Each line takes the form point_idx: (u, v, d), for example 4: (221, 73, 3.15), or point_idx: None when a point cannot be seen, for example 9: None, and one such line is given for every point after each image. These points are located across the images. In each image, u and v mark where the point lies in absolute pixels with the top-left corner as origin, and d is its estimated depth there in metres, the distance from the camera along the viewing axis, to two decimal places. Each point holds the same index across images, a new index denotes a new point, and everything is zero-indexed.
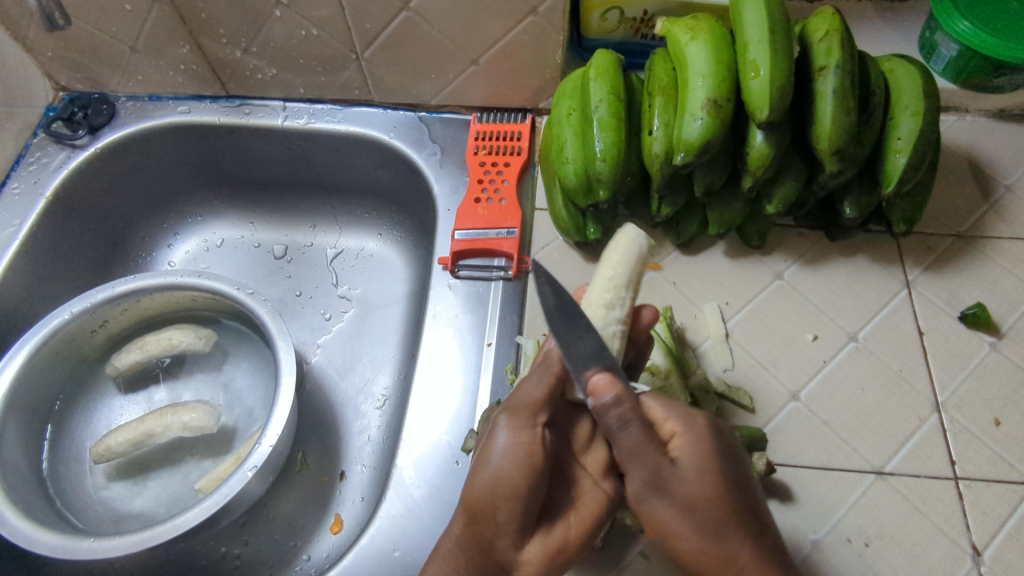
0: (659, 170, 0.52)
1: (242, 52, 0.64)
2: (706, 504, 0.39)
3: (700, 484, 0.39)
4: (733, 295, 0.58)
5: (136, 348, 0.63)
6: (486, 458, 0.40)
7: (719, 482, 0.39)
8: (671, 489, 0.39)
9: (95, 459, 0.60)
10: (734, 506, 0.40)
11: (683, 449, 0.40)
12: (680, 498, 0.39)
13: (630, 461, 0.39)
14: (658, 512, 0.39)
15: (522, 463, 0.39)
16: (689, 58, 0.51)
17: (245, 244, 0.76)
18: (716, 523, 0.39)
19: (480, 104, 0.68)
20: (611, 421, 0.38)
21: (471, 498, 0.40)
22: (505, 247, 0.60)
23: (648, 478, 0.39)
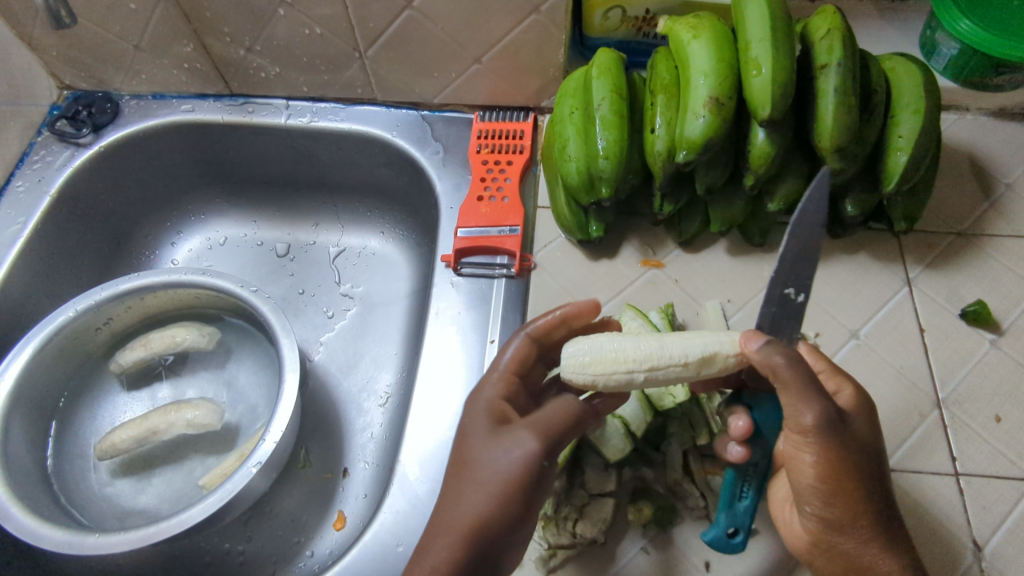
0: (660, 169, 0.53)
1: (245, 50, 0.64)
2: (868, 453, 0.39)
3: (861, 432, 0.40)
4: (735, 293, 0.58)
5: (140, 345, 0.64)
6: (499, 481, 0.38)
7: (874, 434, 0.41)
8: (844, 426, 0.38)
9: (99, 454, 0.60)
10: (880, 467, 0.40)
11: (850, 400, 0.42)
12: (851, 438, 0.39)
13: (806, 391, 0.37)
14: (817, 449, 0.38)
15: (522, 484, 0.38)
16: (690, 56, 0.51)
17: (248, 242, 0.77)
18: (871, 476, 0.39)
19: (483, 103, 0.68)
20: (779, 361, 0.38)
21: (473, 517, 0.38)
22: (507, 245, 0.59)
23: (832, 409, 0.38)
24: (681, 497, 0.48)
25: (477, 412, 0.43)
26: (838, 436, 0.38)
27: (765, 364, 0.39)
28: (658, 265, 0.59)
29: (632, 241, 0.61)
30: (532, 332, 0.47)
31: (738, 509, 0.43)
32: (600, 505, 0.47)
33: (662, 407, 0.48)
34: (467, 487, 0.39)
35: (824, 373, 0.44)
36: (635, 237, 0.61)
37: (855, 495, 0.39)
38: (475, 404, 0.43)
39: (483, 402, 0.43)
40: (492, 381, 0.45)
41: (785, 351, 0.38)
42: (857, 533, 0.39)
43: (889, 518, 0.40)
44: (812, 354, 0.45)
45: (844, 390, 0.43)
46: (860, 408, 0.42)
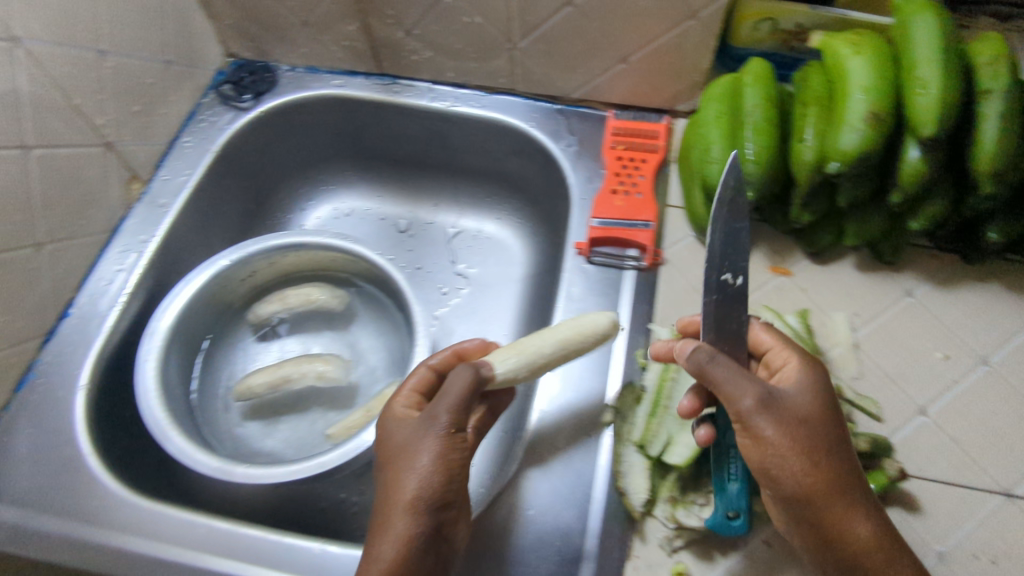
0: (806, 178, 0.54)
1: (404, 33, 0.67)
2: (817, 429, 0.42)
3: (808, 409, 0.42)
4: (862, 307, 0.59)
5: (276, 300, 0.69)
6: (425, 460, 0.43)
7: (825, 408, 0.43)
8: (781, 407, 0.41)
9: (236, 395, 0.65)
10: (832, 438, 0.42)
11: (794, 374, 0.44)
12: (791, 417, 0.41)
13: (732, 382, 0.42)
14: (764, 432, 0.41)
15: (449, 458, 0.43)
16: (849, 71, 0.53)
17: (371, 215, 0.81)
18: (823, 446, 0.41)
19: (619, 102, 0.71)
20: (705, 360, 0.43)
21: (417, 496, 0.41)
22: (640, 238, 0.61)
23: (760, 394, 0.41)
24: None
25: (394, 417, 0.47)
26: (776, 416, 0.41)
27: (700, 362, 0.43)
28: (786, 272, 0.60)
29: (761, 247, 0.62)
30: (435, 364, 0.52)
31: (730, 493, 0.46)
32: None
33: None
34: (400, 470, 0.43)
35: (774, 348, 0.46)
36: (764, 244, 0.62)
37: (809, 468, 0.41)
38: (390, 413, 0.48)
39: (394, 407, 0.48)
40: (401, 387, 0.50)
41: (708, 350, 0.43)
42: (821, 503, 0.41)
43: (848, 482, 0.41)
44: (764, 329, 0.47)
45: (791, 362, 0.45)
46: (810, 380, 0.43)
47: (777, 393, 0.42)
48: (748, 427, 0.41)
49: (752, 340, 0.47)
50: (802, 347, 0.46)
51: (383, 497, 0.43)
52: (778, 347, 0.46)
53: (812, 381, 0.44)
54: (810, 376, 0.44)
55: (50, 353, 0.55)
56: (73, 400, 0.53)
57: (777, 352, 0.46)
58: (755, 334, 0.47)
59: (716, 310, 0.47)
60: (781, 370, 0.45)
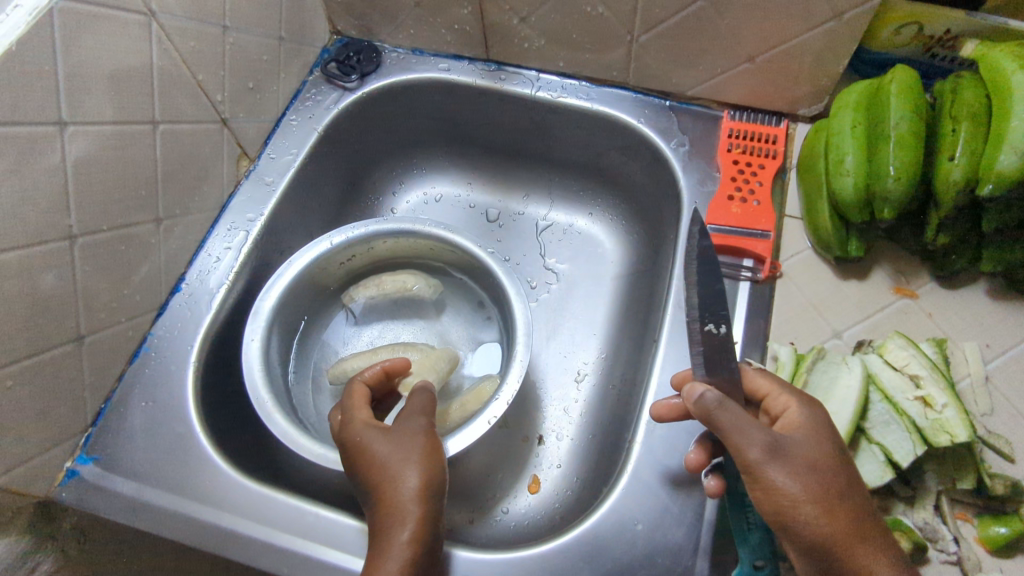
0: (953, 199, 0.51)
1: (519, 20, 0.65)
2: (831, 474, 0.39)
3: (817, 454, 0.40)
4: (993, 337, 0.55)
5: (373, 285, 0.68)
6: (416, 455, 0.43)
7: (834, 452, 0.40)
8: (790, 454, 0.39)
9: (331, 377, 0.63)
10: (845, 481, 0.39)
11: (793, 417, 0.42)
12: (801, 463, 0.39)
13: (740, 430, 0.39)
14: (780, 482, 0.38)
15: (434, 453, 0.44)
16: (1013, 88, 0.49)
17: (461, 202, 0.81)
18: (840, 491, 0.38)
19: (736, 102, 0.67)
20: (712, 402, 0.40)
21: (421, 485, 0.41)
22: (758, 248, 0.58)
23: (769, 442, 0.39)
24: (932, 537, 0.47)
25: (366, 423, 0.46)
26: (788, 462, 0.38)
27: (709, 406, 0.40)
28: (912, 295, 0.57)
29: (883, 265, 0.59)
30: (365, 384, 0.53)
31: (752, 542, 0.45)
32: None
33: (936, 443, 0.46)
34: (391, 470, 0.42)
35: (772, 395, 0.44)
36: (886, 263, 0.59)
37: (830, 514, 0.37)
38: (354, 423, 0.46)
39: (365, 417, 0.47)
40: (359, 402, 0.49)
41: (712, 390, 0.41)
42: (844, 553, 0.37)
43: (870, 529, 0.38)
44: (758, 374, 0.46)
45: (792, 407, 0.43)
46: (813, 424, 0.41)
47: (783, 437, 0.40)
48: (759, 477, 0.38)
49: (749, 386, 0.46)
50: (798, 389, 0.44)
51: (376, 497, 0.42)
52: (775, 392, 0.44)
53: (815, 425, 0.41)
54: (808, 419, 0.42)
55: (162, 328, 0.56)
56: (184, 377, 0.54)
57: (771, 397, 0.44)
58: (749, 379, 0.46)
59: (706, 359, 0.45)
60: (783, 416, 0.42)
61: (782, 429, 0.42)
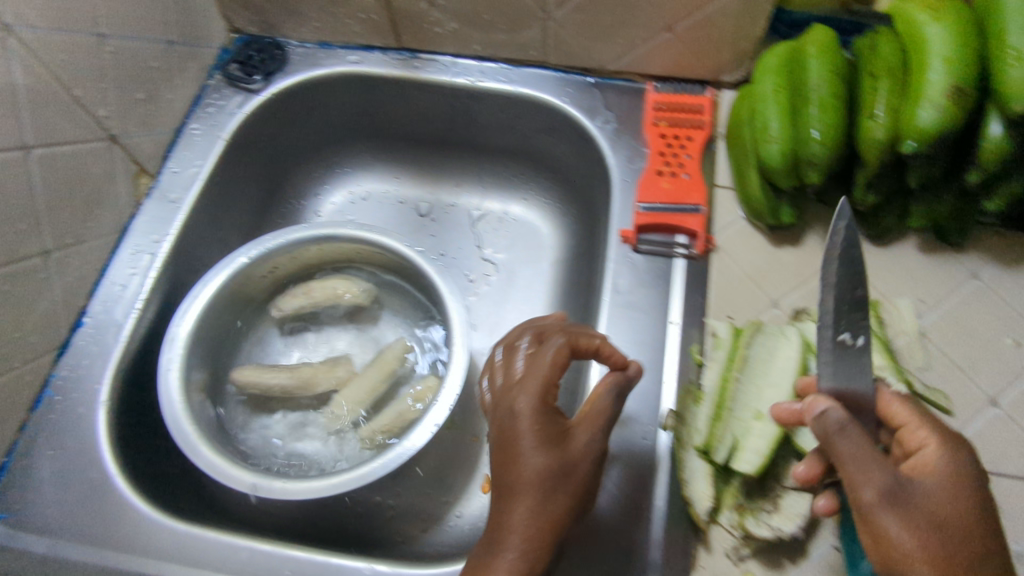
0: (876, 158, 0.50)
1: (427, 3, 0.62)
2: (958, 533, 0.35)
3: (945, 505, 0.36)
4: (926, 292, 0.55)
5: (302, 293, 0.65)
6: (569, 484, 0.40)
7: (971, 507, 0.36)
8: (911, 503, 0.35)
9: (242, 380, 0.60)
10: (978, 543, 0.35)
11: (932, 457, 0.38)
12: (922, 515, 0.35)
13: (857, 464, 0.36)
14: (893, 532, 0.35)
15: (585, 482, 0.41)
16: (926, 41, 0.48)
17: (390, 199, 0.77)
18: (968, 553, 0.34)
19: (659, 74, 0.66)
20: (834, 428, 0.37)
21: (551, 521, 0.39)
22: (691, 224, 0.57)
23: (889, 484, 0.35)
24: None
25: (523, 418, 0.40)
26: (907, 512, 0.35)
27: (829, 428, 0.37)
28: None
29: (817, 230, 0.58)
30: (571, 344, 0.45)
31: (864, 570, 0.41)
32: (796, 501, 0.45)
33: None
34: (522, 499, 0.39)
35: (909, 425, 0.40)
36: (819, 227, 0.58)
37: None
38: (510, 408, 0.41)
39: (524, 410, 0.41)
40: (536, 377, 0.42)
41: (840, 411, 0.37)
42: None
43: None
44: (896, 398, 0.41)
45: (930, 445, 0.38)
46: (950, 469, 0.37)
47: (908, 480, 0.36)
48: (869, 522, 0.35)
49: (886, 414, 0.41)
50: (943, 424, 0.40)
51: (496, 505, 0.40)
52: (916, 423, 0.40)
53: (952, 474, 0.37)
54: (947, 463, 0.38)
55: (66, 368, 0.52)
56: (95, 417, 0.50)
57: (910, 427, 0.40)
58: (885, 407, 0.41)
59: (834, 371, 0.40)
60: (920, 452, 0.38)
61: (910, 469, 0.38)
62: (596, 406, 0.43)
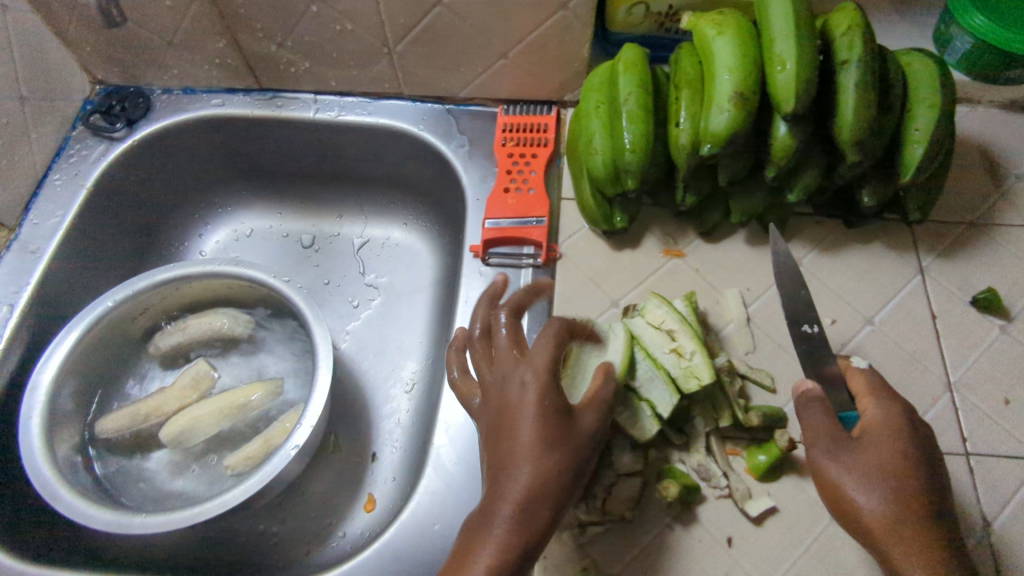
0: (684, 161, 0.55)
1: (277, 46, 0.65)
2: (899, 478, 0.43)
3: (887, 457, 0.44)
4: (754, 281, 0.60)
5: (179, 331, 0.67)
6: (564, 449, 0.42)
7: (907, 452, 0.44)
8: (854, 454, 0.44)
9: (108, 428, 0.61)
10: (919, 484, 0.43)
11: (877, 418, 0.46)
12: (866, 464, 0.44)
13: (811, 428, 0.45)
14: (838, 477, 0.44)
15: (581, 450, 0.43)
16: (715, 53, 0.53)
17: (274, 233, 0.80)
18: (903, 492, 0.43)
19: (507, 96, 0.70)
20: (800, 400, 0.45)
21: (539, 481, 0.40)
22: (534, 236, 0.61)
23: (834, 441, 0.44)
24: (705, 476, 0.50)
25: (541, 393, 0.42)
26: (851, 462, 0.44)
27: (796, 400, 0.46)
28: (680, 254, 0.61)
29: (654, 231, 0.62)
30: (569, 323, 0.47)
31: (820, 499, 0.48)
32: (627, 484, 0.49)
33: (688, 390, 0.50)
34: (520, 462, 0.41)
35: (862, 394, 0.48)
36: (656, 228, 0.63)
37: (893, 515, 0.42)
38: (521, 383, 0.43)
39: (530, 388, 0.43)
40: (544, 354, 0.44)
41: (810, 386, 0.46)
42: (886, 544, 0.42)
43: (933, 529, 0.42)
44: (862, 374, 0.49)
45: (875, 408, 0.47)
46: (891, 427, 0.45)
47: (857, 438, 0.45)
48: (820, 471, 0.45)
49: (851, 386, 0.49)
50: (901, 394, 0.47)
51: (495, 477, 0.42)
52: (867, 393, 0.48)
53: (899, 426, 0.45)
54: (887, 423, 0.45)
55: None
56: None
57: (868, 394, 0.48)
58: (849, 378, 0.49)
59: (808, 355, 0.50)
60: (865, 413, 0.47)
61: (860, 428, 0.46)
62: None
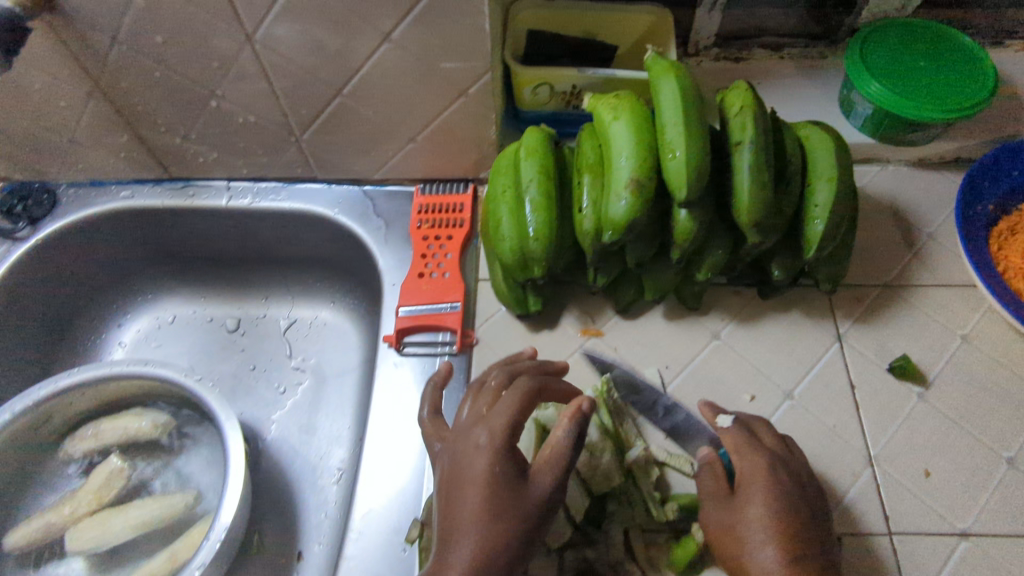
0: (589, 246, 0.54)
1: (181, 138, 0.64)
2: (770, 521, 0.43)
3: (760, 501, 0.44)
4: (672, 358, 0.59)
5: (91, 438, 0.64)
6: (511, 517, 0.38)
7: (778, 503, 0.44)
8: (736, 507, 0.45)
9: (10, 547, 0.59)
10: (790, 526, 0.43)
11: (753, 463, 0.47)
12: (743, 514, 0.45)
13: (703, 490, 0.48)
14: (723, 536, 0.45)
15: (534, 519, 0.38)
16: (612, 138, 0.53)
17: (197, 318, 0.77)
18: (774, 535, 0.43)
19: (423, 176, 0.69)
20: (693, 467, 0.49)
21: (484, 555, 0.37)
22: (448, 321, 0.60)
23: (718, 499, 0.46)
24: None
25: (488, 455, 0.39)
26: (732, 516, 0.45)
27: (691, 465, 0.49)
28: (598, 333, 0.61)
29: (572, 310, 0.62)
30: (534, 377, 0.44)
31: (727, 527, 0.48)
32: None
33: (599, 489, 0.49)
34: (462, 533, 0.37)
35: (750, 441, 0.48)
36: (574, 306, 0.62)
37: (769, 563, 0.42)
38: (472, 447, 0.40)
39: (482, 452, 0.39)
40: (503, 417, 0.41)
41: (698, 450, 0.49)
42: None
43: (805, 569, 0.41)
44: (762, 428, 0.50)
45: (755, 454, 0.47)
46: (766, 472, 0.46)
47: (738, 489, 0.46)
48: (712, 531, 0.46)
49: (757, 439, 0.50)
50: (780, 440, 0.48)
51: (437, 550, 0.38)
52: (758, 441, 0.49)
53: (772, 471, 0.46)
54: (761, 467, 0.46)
55: None
56: None
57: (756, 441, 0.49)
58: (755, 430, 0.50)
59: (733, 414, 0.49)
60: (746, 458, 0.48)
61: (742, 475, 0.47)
62: (559, 441, 0.41)
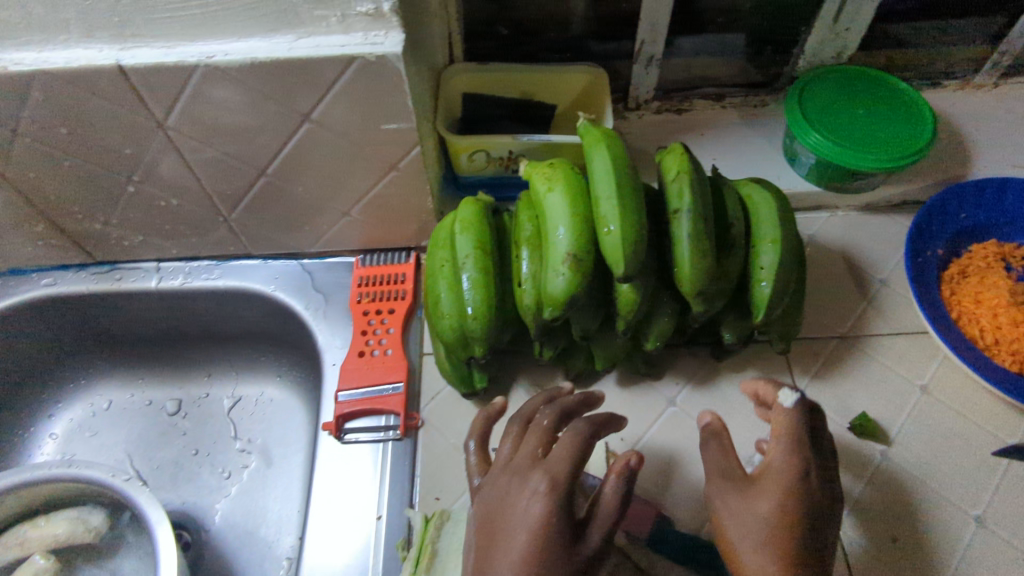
0: (531, 322, 0.52)
1: (102, 224, 0.61)
2: (776, 507, 0.37)
3: (773, 482, 0.38)
4: (626, 429, 0.57)
5: (16, 546, 0.59)
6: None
7: (794, 496, 0.37)
8: (741, 482, 0.39)
9: None
10: (800, 519, 0.36)
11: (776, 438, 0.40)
12: (749, 490, 0.38)
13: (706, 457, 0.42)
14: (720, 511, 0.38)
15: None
16: (547, 210, 0.51)
17: (135, 402, 0.73)
18: (778, 525, 0.36)
19: (362, 247, 0.67)
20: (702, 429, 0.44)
21: None
22: (391, 403, 0.57)
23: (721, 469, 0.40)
24: None
25: (544, 506, 0.35)
26: (735, 491, 0.38)
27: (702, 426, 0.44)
28: None
29: (521, 383, 0.60)
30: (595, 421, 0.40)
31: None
32: None
33: None
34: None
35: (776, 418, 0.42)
36: (523, 378, 0.60)
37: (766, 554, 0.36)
38: (524, 492, 0.36)
39: (540, 499, 0.35)
40: (564, 465, 0.36)
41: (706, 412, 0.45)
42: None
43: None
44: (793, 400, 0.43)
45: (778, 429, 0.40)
46: (787, 451, 0.39)
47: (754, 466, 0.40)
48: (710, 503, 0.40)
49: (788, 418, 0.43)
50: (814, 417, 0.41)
51: None
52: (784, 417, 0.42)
53: (795, 449, 0.39)
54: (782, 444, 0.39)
55: None
56: None
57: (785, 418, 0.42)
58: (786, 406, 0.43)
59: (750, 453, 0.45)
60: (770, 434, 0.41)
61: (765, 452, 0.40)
62: (606, 499, 0.36)
